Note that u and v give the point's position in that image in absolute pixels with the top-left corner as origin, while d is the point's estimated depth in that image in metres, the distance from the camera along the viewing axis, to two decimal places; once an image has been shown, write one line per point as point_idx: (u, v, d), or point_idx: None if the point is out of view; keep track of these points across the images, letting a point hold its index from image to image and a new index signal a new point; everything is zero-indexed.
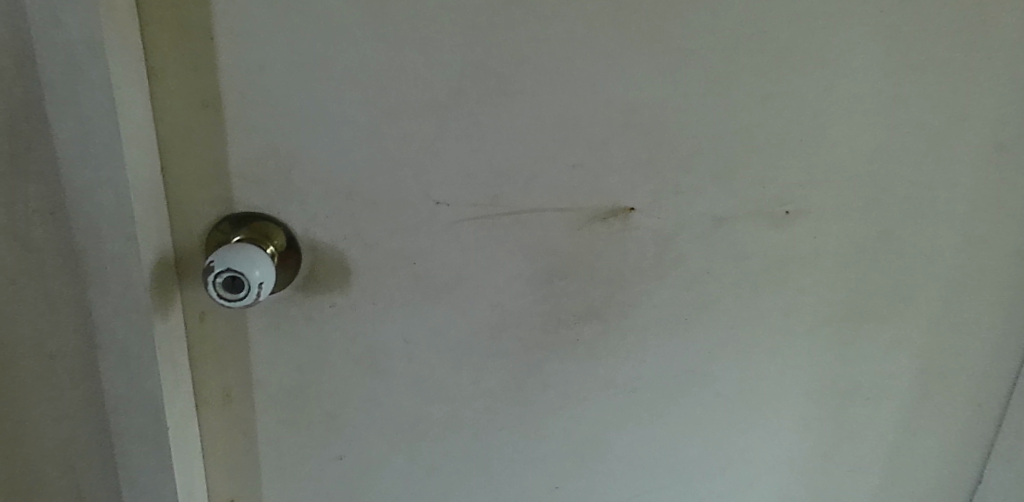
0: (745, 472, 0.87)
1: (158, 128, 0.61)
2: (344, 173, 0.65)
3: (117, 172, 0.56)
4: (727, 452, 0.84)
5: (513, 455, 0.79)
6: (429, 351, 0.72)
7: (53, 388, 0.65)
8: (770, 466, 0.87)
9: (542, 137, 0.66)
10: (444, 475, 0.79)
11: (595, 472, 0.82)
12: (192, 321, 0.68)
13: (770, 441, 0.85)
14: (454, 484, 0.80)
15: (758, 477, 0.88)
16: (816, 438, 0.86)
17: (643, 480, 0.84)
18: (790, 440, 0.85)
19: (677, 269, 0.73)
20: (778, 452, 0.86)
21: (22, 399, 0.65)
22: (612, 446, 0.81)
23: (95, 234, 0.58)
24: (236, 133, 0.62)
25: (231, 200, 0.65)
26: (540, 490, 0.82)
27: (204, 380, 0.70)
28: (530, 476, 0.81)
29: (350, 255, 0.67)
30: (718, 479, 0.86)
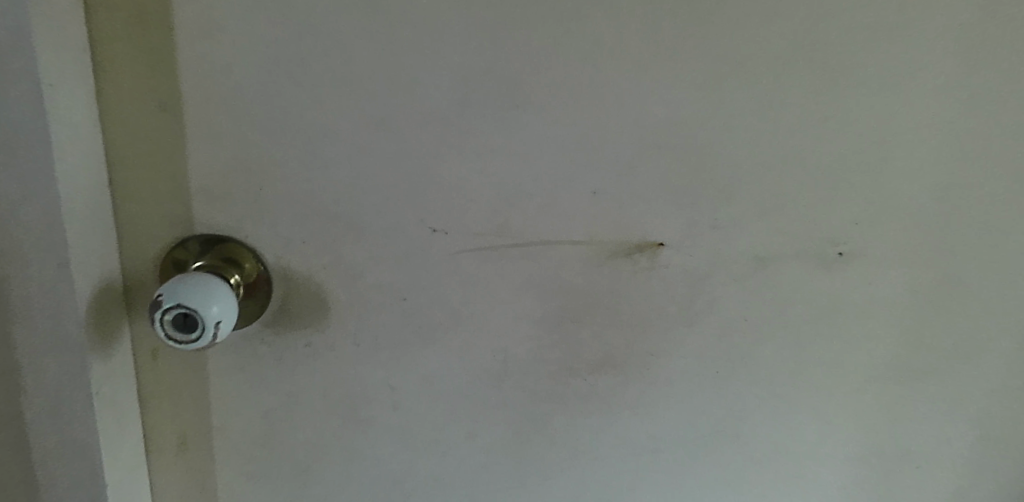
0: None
1: (105, 132, 0.52)
2: (326, 193, 0.55)
3: (46, 185, 0.46)
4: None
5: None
6: (419, 400, 0.62)
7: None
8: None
9: (559, 158, 0.56)
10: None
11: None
12: (141, 358, 0.58)
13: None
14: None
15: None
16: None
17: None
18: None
19: (710, 315, 0.63)
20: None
21: None
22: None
23: (21, 258, 0.48)
24: (199, 142, 0.52)
25: (190, 219, 0.55)
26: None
27: (156, 424, 0.61)
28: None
29: (329, 287, 0.58)
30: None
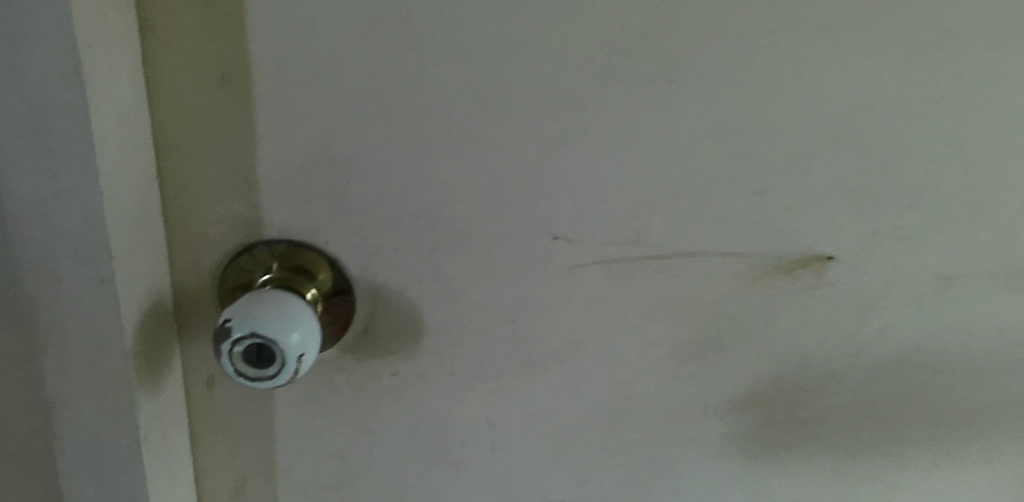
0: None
1: (154, 110, 0.41)
2: (428, 190, 0.44)
3: (83, 183, 0.35)
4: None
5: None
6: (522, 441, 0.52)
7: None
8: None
9: (716, 151, 0.45)
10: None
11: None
12: (194, 387, 0.48)
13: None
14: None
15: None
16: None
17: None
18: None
19: (878, 346, 0.51)
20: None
21: None
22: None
23: (52, 274, 0.37)
24: (271, 127, 0.42)
25: (259, 221, 0.44)
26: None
27: (209, 465, 0.50)
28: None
29: (423, 306, 0.47)
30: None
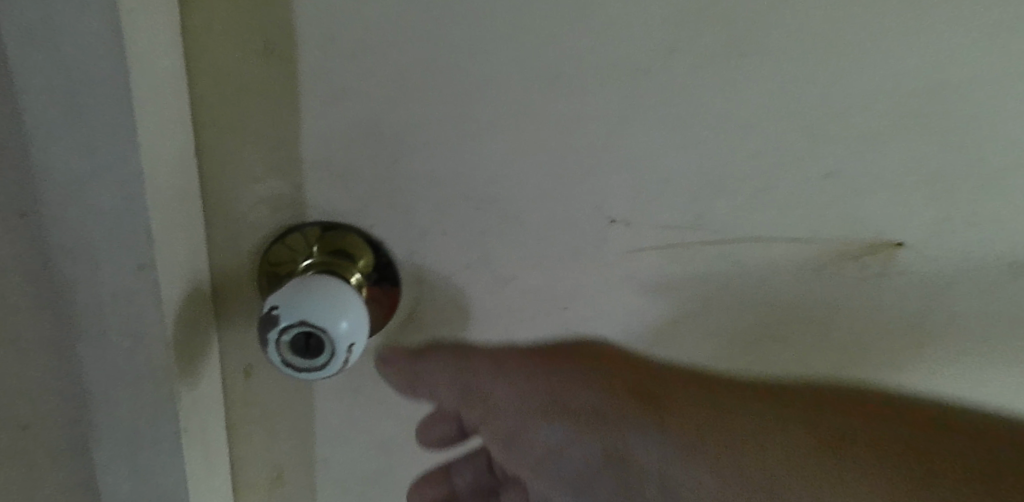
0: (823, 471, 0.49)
1: (190, 83, 0.38)
2: (478, 169, 0.42)
3: (123, 163, 0.33)
4: (840, 396, 0.50)
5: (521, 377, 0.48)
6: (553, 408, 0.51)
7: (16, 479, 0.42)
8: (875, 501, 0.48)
9: (785, 131, 0.41)
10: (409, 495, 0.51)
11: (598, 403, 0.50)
12: (232, 377, 0.46)
13: (945, 445, 0.49)
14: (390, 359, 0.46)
15: (868, 457, 0.49)
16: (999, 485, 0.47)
17: (652, 417, 0.50)
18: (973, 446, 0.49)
19: (945, 338, 0.48)
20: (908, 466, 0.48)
21: None
22: (659, 390, 0.49)
23: (91, 259, 0.35)
24: (316, 102, 0.39)
25: (300, 202, 0.42)
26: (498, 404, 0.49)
27: (246, 456, 0.48)
28: (513, 409, 0.50)
29: (471, 292, 0.45)
30: (785, 465, 0.50)
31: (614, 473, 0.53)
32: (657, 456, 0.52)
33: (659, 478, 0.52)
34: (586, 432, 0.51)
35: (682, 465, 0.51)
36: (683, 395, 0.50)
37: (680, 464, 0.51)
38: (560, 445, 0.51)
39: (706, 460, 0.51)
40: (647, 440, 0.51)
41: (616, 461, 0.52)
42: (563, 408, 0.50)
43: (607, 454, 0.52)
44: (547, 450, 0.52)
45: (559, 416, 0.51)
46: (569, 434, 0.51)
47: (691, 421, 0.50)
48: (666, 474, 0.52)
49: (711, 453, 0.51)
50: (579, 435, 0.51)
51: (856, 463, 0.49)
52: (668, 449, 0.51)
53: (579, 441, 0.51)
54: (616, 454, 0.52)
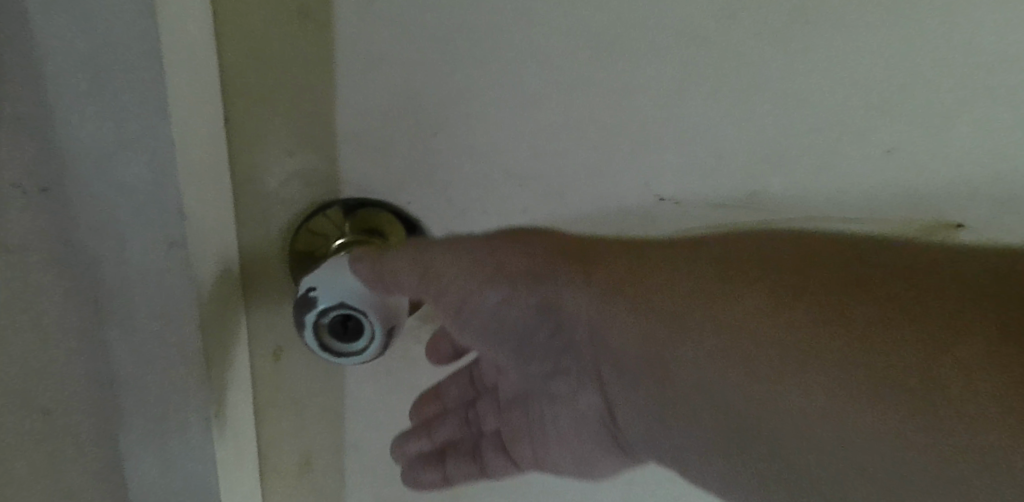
0: (904, 337, 0.32)
1: (219, 52, 0.36)
2: (521, 144, 0.39)
3: (154, 132, 0.31)
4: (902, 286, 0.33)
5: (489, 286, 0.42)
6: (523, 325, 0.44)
7: (37, 470, 0.40)
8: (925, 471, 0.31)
9: (850, 109, 0.38)
10: (392, 455, 0.48)
11: (582, 253, 0.40)
12: (261, 358, 0.44)
13: (984, 259, 0.33)
14: (359, 260, 0.36)
15: (891, 341, 0.32)
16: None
17: (576, 266, 0.40)
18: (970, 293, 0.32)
19: None
20: (982, 381, 0.29)
21: None
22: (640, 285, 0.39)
23: (120, 235, 0.33)
24: (353, 69, 0.37)
25: (334, 176, 0.40)
26: (445, 280, 0.40)
27: (274, 441, 0.47)
28: (456, 287, 0.41)
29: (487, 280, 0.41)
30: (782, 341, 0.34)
31: (555, 337, 0.44)
32: (625, 338, 0.40)
33: (585, 336, 0.42)
34: (522, 288, 0.42)
35: (621, 325, 0.40)
36: (662, 280, 0.38)
37: (626, 341, 0.40)
38: (502, 306, 0.43)
39: (700, 352, 0.37)
40: (577, 299, 0.41)
41: (552, 327, 0.43)
42: (497, 265, 0.40)
43: (543, 308, 0.43)
44: (500, 317, 0.43)
45: (486, 279, 0.41)
46: (528, 304, 0.43)
47: (667, 310, 0.38)
48: (604, 342, 0.41)
49: (724, 334, 0.36)
50: (528, 289, 0.42)
51: (838, 340, 0.33)
52: (627, 335, 0.40)
53: (510, 282, 0.42)
54: (545, 299, 0.42)
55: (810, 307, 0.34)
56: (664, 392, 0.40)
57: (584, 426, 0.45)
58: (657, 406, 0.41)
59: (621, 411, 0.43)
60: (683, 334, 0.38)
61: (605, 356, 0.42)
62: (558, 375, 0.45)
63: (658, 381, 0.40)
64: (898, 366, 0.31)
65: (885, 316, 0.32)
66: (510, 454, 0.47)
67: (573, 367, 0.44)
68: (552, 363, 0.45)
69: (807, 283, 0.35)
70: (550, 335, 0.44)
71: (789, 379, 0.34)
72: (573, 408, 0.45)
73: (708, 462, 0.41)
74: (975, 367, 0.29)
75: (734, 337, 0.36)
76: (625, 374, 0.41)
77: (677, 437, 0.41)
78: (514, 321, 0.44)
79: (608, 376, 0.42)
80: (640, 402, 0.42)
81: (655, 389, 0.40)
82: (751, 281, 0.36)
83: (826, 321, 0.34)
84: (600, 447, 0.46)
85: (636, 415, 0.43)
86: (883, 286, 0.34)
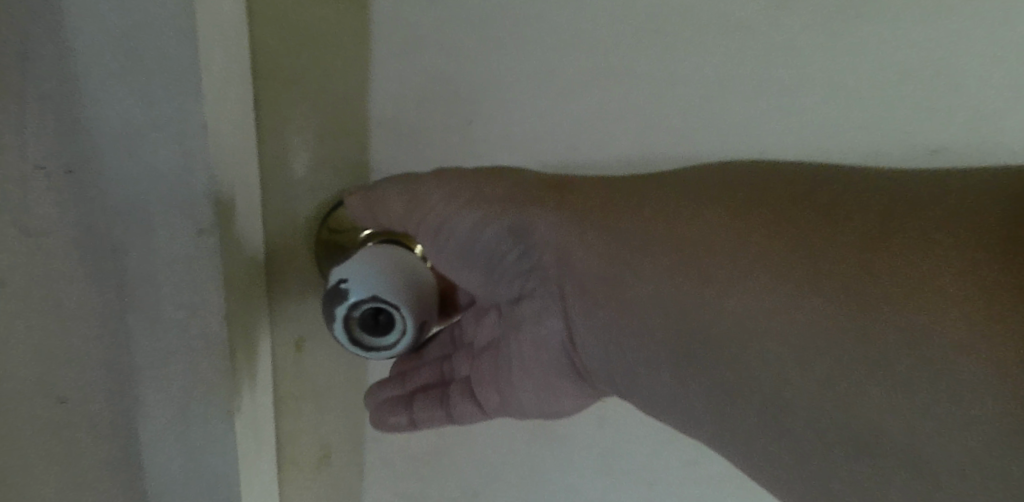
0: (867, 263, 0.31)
1: (251, 36, 0.35)
2: (557, 135, 0.39)
3: (186, 107, 0.30)
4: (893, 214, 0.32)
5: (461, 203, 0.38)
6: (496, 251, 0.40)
7: (48, 461, 0.39)
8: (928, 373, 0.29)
9: (881, 106, 0.38)
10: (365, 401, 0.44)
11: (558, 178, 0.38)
12: (282, 349, 0.43)
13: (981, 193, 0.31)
14: (353, 194, 0.38)
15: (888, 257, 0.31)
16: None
17: (549, 192, 0.37)
18: (993, 209, 0.30)
19: None
20: (981, 308, 0.28)
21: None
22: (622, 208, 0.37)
23: (145, 216, 0.32)
24: (389, 49, 0.36)
25: (364, 165, 0.39)
26: (438, 209, 0.38)
27: (293, 433, 0.45)
28: (431, 213, 0.38)
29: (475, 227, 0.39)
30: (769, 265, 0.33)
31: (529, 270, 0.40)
32: (594, 261, 0.37)
33: (552, 260, 0.38)
34: (497, 207, 0.38)
35: (590, 246, 0.37)
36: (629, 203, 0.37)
37: (595, 264, 0.37)
38: (475, 231, 0.39)
39: (654, 269, 0.35)
40: (547, 226, 0.37)
41: (520, 251, 0.39)
42: (473, 187, 0.37)
43: (514, 233, 0.38)
44: (471, 243, 0.40)
45: (467, 203, 0.38)
46: (501, 229, 0.39)
47: (634, 230, 0.36)
48: (572, 267, 0.37)
49: (685, 255, 0.35)
50: (499, 208, 0.38)
51: (839, 267, 0.32)
52: (598, 257, 0.37)
53: (485, 206, 0.38)
54: (518, 224, 0.38)
55: (772, 232, 0.34)
56: (626, 308, 0.36)
57: (538, 355, 0.40)
58: (623, 327, 0.37)
59: (581, 336, 0.38)
60: (644, 250, 0.36)
61: (569, 279, 0.38)
62: (527, 300, 0.40)
63: (618, 301, 0.36)
64: (877, 286, 0.31)
65: (883, 235, 0.31)
66: (475, 396, 0.42)
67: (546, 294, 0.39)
68: (527, 295, 0.40)
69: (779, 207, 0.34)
70: (520, 259, 0.39)
71: (747, 285, 0.33)
72: (533, 339, 0.40)
73: (688, 390, 0.35)
74: (949, 288, 0.29)
75: (694, 255, 0.35)
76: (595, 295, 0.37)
77: (642, 359, 0.36)
78: (487, 246, 0.40)
79: (573, 297, 0.38)
80: (607, 322, 0.37)
81: (628, 305, 0.36)
82: (714, 212, 0.35)
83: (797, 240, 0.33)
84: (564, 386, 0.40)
85: (599, 342, 0.38)
86: (863, 212, 0.32)
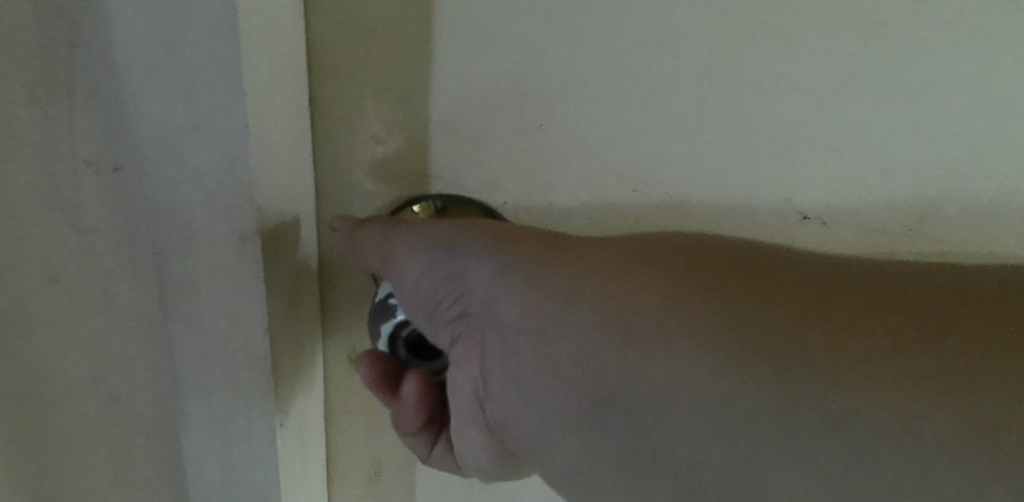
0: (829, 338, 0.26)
1: (309, 25, 0.33)
2: (640, 143, 0.34)
3: (227, 108, 0.27)
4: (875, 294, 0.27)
5: (409, 246, 0.34)
6: (430, 296, 0.35)
7: (104, 453, 0.38)
8: (843, 469, 0.25)
9: None
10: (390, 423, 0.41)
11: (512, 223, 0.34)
12: (334, 359, 0.41)
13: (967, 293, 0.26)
14: (337, 228, 0.35)
15: (831, 333, 0.26)
16: (994, 415, 0.24)
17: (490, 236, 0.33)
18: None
19: None
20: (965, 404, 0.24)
21: (61, 462, 0.39)
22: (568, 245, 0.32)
23: (187, 219, 0.30)
24: (453, 46, 0.33)
25: (424, 169, 0.36)
26: (393, 246, 0.34)
27: (344, 446, 0.43)
28: (378, 256, 0.35)
29: (413, 264, 0.34)
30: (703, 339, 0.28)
31: (461, 320, 0.34)
32: (521, 313, 0.32)
33: (483, 311, 0.33)
34: (438, 251, 0.34)
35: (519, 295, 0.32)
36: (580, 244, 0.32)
37: (520, 317, 0.32)
38: (417, 273, 0.34)
39: (580, 325, 0.30)
40: (480, 271, 0.33)
41: (455, 296, 0.34)
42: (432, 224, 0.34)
43: (451, 275, 0.34)
44: (413, 282, 0.35)
45: (416, 241, 0.34)
46: (438, 271, 0.34)
47: (566, 283, 0.31)
48: (497, 321, 0.33)
49: (607, 313, 0.30)
50: (442, 250, 0.34)
51: (787, 350, 0.27)
52: (523, 309, 0.32)
53: (430, 245, 0.34)
54: (454, 269, 0.34)
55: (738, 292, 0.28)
56: (541, 366, 0.31)
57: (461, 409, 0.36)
58: (541, 392, 0.32)
59: (496, 397, 0.34)
60: (572, 305, 0.31)
61: (495, 331, 0.33)
62: (455, 351, 0.35)
63: (537, 363, 0.31)
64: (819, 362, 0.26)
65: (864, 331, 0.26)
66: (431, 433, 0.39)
67: (472, 345, 0.34)
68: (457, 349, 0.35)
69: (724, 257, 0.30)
70: (452, 305, 0.35)
71: (680, 350, 0.28)
72: (457, 394, 0.36)
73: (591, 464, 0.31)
74: (891, 377, 0.25)
75: (618, 314, 0.30)
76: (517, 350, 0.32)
77: (548, 423, 0.32)
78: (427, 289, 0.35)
79: (495, 350, 0.33)
80: (523, 378, 0.32)
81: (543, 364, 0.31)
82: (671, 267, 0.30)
83: (737, 307, 0.28)
84: (487, 457, 0.37)
85: (513, 409, 0.33)
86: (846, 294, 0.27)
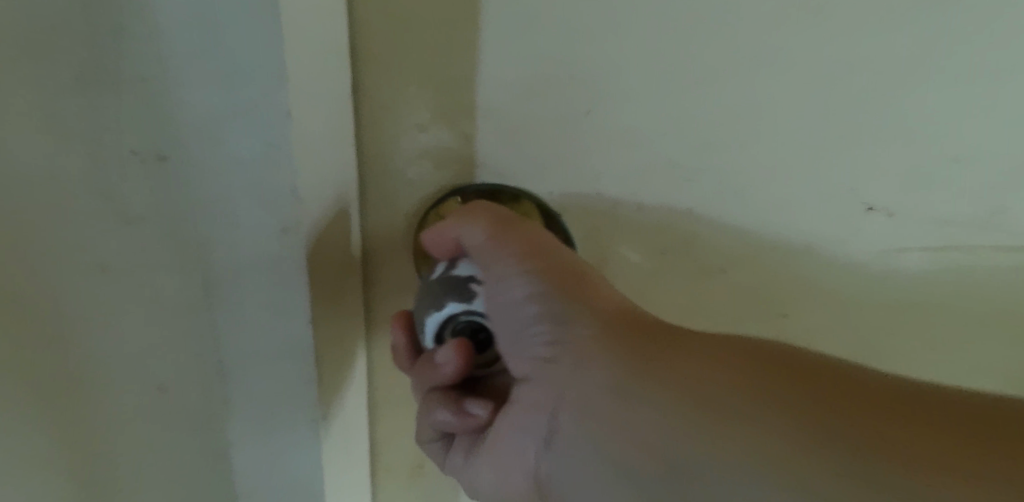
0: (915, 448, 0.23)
1: (352, 9, 0.31)
2: (694, 131, 0.33)
3: (268, 99, 0.27)
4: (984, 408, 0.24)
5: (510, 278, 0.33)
6: (517, 339, 0.33)
7: (153, 437, 0.39)
8: None
9: None
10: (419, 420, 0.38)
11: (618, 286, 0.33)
12: (378, 349, 0.40)
13: None
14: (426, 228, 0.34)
15: (921, 454, 0.23)
16: None
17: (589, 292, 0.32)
18: None
19: None
20: None
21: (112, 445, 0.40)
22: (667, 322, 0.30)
23: (231, 210, 0.30)
24: (500, 33, 0.31)
25: (469, 158, 0.35)
26: (497, 270, 0.33)
27: (387, 436, 0.43)
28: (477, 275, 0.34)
29: (506, 297, 0.33)
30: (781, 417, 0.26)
31: (541, 371, 0.33)
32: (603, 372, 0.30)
33: (566, 365, 0.32)
34: (538, 291, 0.32)
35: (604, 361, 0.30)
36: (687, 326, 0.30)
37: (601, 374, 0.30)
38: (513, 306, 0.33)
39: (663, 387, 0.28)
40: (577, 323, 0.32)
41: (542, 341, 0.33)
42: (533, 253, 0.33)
43: (545, 319, 0.33)
44: (505, 313, 0.33)
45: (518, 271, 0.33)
46: (533, 312, 0.33)
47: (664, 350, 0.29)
48: (579, 377, 0.31)
49: (694, 384, 0.28)
50: (544, 291, 0.32)
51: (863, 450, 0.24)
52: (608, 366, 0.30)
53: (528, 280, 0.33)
54: (551, 313, 0.32)
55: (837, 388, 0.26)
56: (610, 427, 0.30)
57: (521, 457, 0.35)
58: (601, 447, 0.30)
59: (560, 448, 0.32)
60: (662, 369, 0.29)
61: (574, 386, 0.31)
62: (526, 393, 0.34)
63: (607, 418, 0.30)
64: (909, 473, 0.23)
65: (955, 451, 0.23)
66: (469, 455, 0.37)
67: (546, 399, 0.33)
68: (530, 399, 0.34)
69: (847, 373, 0.26)
70: (536, 349, 0.33)
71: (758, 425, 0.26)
72: (520, 440, 0.34)
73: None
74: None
75: (706, 383, 0.28)
76: (587, 409, 0.31)
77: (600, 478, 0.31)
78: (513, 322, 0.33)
79: (568, 404, 0.32)
80: (591, 432, 0.31)
81: (610, 424, 0.30)
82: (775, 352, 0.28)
83: (833, 411, 0.25)
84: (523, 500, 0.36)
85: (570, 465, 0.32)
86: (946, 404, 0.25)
